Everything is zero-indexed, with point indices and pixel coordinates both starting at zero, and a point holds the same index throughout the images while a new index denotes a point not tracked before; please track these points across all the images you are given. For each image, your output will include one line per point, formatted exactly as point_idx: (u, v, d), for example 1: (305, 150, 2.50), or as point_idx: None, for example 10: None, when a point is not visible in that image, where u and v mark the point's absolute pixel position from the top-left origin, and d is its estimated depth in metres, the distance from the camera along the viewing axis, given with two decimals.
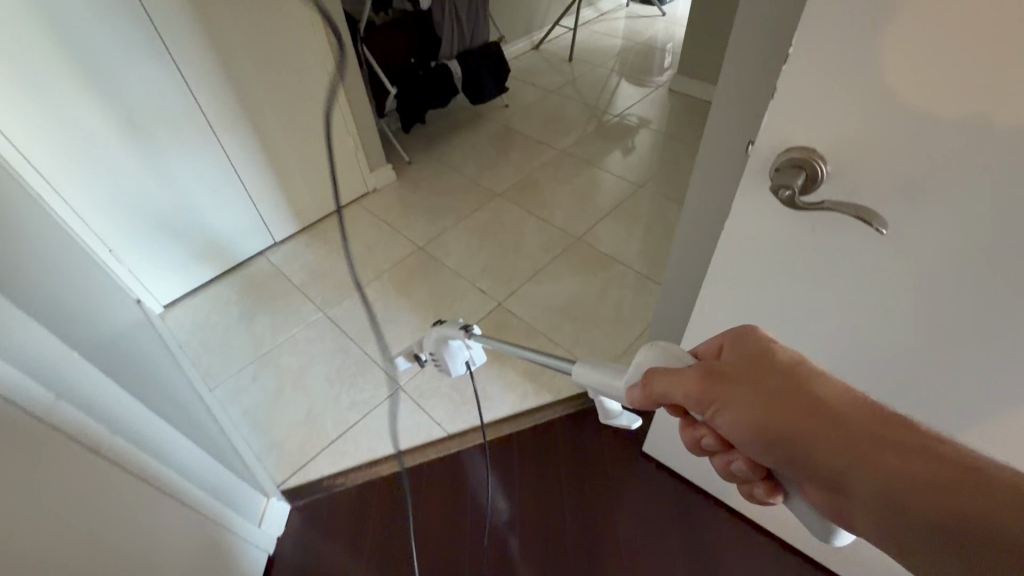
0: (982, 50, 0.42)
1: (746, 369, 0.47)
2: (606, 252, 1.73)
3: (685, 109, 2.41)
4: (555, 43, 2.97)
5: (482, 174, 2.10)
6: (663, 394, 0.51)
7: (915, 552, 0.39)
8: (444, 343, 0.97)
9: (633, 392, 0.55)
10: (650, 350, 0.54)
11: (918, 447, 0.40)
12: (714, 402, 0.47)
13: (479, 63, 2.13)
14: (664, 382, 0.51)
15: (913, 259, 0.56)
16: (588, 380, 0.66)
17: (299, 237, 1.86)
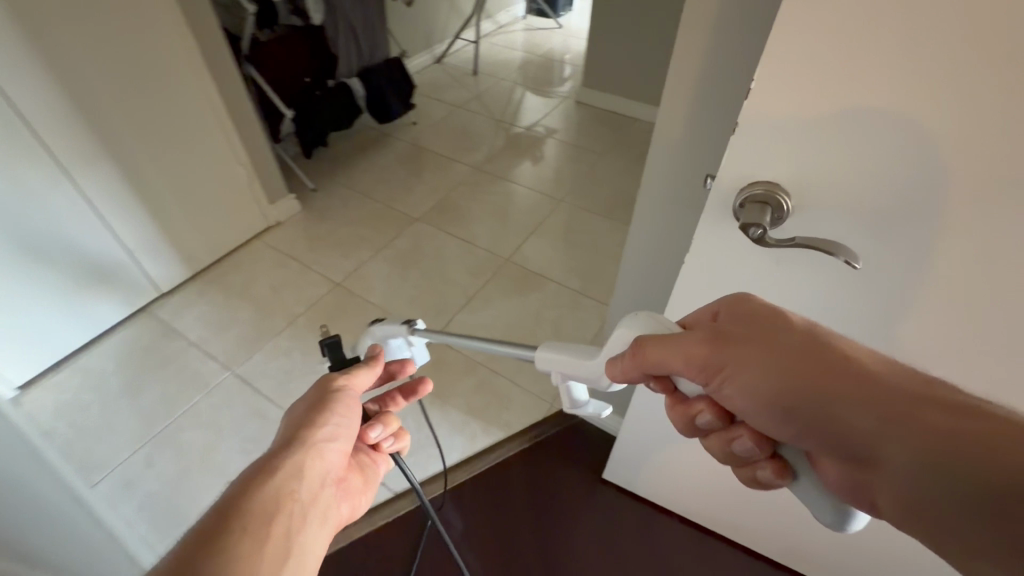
0: (943, 82, 0.42)
1: (758, 329, 0.41)
2: (537, 270, 1.69)
3: (592, 120, 2.46)
4: (457, 57, 2.91)
5: (397, 198, 1.97)
6: (656, 364, 0.43)
7: (951, 529, 0.32)
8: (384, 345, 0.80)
9: (617, 366, 0.45)
10: (637, 318, 0.45)
11: (964, 407, 0.33)
12: (721, 368, 0.40)
13: (383, 80, 2.01)
14: (660, 349, 0.42)
15: (877, 287, 0.55)
16: (560, 368, 0.55)
17: (191, 285, 1.62)
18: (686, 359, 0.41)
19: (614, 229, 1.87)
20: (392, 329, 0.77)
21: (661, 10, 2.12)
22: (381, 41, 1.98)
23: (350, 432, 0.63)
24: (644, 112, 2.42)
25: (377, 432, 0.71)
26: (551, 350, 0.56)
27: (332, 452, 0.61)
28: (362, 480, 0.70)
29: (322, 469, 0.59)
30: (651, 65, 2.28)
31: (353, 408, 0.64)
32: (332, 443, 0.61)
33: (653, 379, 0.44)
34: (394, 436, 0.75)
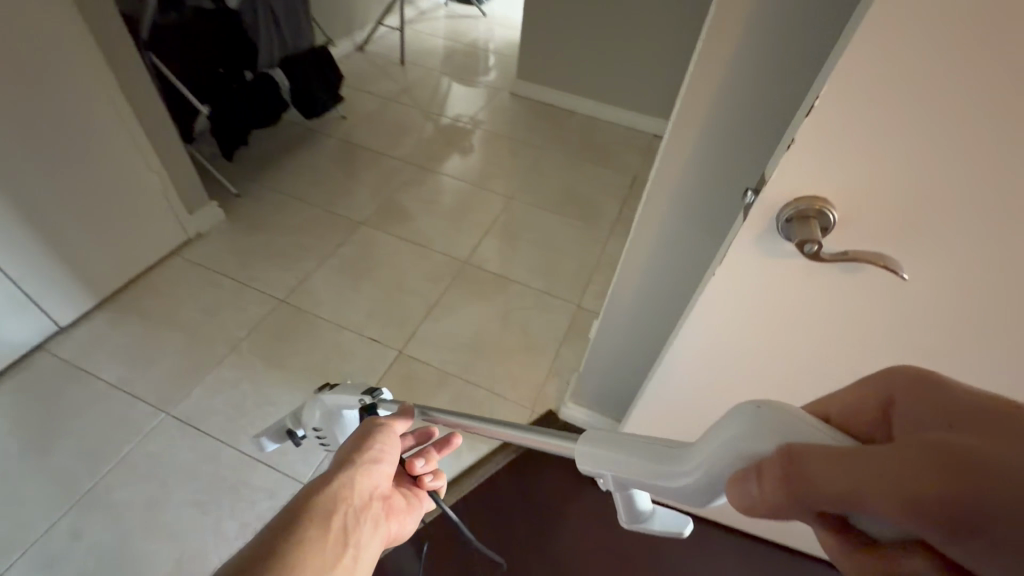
0: (1010, 107, 0.41)
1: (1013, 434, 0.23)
2: (498, 272, 1.65)
3: (530, 112, 2.43)
4: (380, 44, 2.74)
5: (336, 201, 1.82)
6: (823, 488, 0.27)
7: None
8: (337, 416, 0.82)
9: (748, 488, 0.31)
10: (747, 409, 0.34)
11: None
12: (961, 506, 0.22)
13: (310, 72, 1.84)
14: (826, 474, 0.27)
15: (909, 299, 0.56)
16: (617, 466, 0.45)
17: (99, 314, 1.38)
18: (881, 484, 0.24)
19: (568, 226, 1.86)
20: (346, 400, 0.79)
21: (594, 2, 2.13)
22: (305, 29, 1.81)
23: (392, 456, 0.64)
24: (580, 105, 2.43)
25: (420, 465, 0.71)
26: (602, 443, 0.47)
27: (376, 473, 0.62)
28: (405, 504, 0.69)
29: (368, 486, 0.61)
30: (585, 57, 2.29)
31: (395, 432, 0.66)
32: (376, 464, 0.62)
33: (816, 512, 0.28)
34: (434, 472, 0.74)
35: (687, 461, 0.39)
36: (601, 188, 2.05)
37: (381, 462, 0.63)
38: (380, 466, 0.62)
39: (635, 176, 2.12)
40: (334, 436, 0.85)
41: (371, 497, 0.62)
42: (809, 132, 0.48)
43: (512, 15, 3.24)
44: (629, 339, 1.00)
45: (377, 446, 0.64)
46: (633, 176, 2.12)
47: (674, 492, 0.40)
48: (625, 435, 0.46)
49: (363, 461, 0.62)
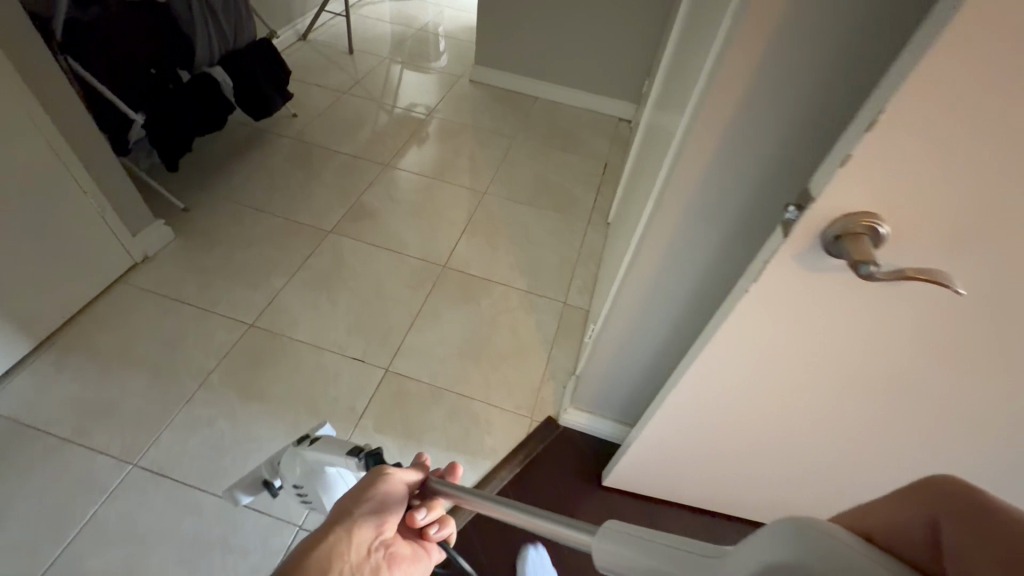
0: None
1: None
2: (480, 273, 1.58)
3: (493, 100, 2.34)
4: (324, 32, 2.55)
5: (297, 209, 1.68)
6: None
7: None
8: (319, 472, 0.76)
9: None
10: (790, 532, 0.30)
11: None
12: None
13: (255, 68, 1.68)
14: None
15: (959, 311, 0.54)
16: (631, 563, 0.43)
17: (39, 357, 1.23)
18: None
19: (545, 219, 1.81)
20: (331, 457, 0.73)
21: None
22: (247, 21, 1.64)
23: (395, 508, 0.61)
24: (543, 90, 2.36)
25: (422, 515, 0.63)
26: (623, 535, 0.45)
27: (374, 526, 0.59)
28: (409, 551, 0.62)
29: (364, 542, 0.58)
30: (547, 40, 2.21)
31: (397, 484, 0.63)
32: (374, 516, 0.59)
33: None
34: (439, 521, 0.65)
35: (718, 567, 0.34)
36: (574, 177, 1.99)
37: (382, 517, 0.59)
38: (380, 520, 0.59)
39: (606, 163, 2.08)
40: (314, 495, 0.79)
41: (369, 552, 0.58)
42: (867, 144, 0.44)
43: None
44: (637, 343, 0.97)
45: (376, 498, 0.61)
46: (604, 163, 2.08)
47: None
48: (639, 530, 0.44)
49: (360, 516, 0.59)
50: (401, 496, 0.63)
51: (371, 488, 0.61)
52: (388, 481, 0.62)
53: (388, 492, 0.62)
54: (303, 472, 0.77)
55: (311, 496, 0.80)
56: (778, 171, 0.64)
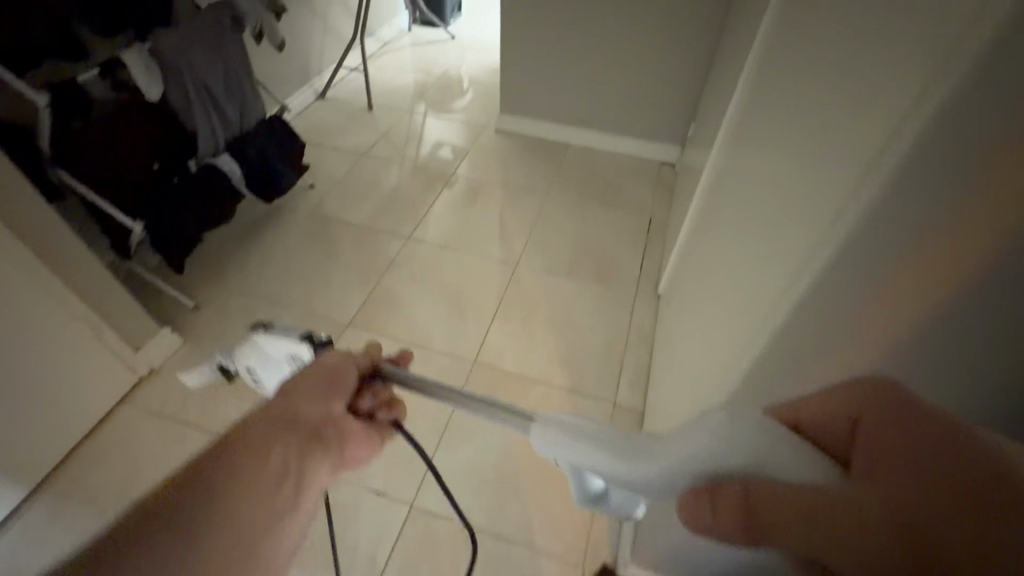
0: None
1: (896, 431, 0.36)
2: (515, 368, 1.39)
3: (521, 150, 2.16)
4: (344, 88, 2.46)
5: (314, 298, 1.54)
6: (758, 513, 0.37)
7: None
8: (266, 351, 0.81)
9: (699, 512, 0.40)
10: (746, 422, 0.40)
11: None
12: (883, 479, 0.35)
13: (263, 148, 1.55)
14: (780, 516, 0.36)
15: None
16: (573, 452, 0.48)
17: (37, 502, 1.12)
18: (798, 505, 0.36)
19: (586, 294, 1.60)
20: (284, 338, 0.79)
21: (585, 23, 1.86)
22: (252, 101, 1.49)
23: (344, 383, 0.59)
24: (576, 135, 2.16)
25: (366, 400, 0.62)
26: (553, 426, 0.49)
27: (322, 398, 0.57)
28: (360, 431, 0.60)
29: (309, 415, 0.57)
30: (579, 83, 2.02)
31: (340, 359, 0.60)
32: (321, 391, 0.57)
33: (736, 527, 0.38)
34: (388, 406, 0.65)
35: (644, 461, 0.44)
36: (615, 237, 1.78)
37: (328, 392, 0.58)
38: (328, 396, 0.57)
39: (651, 217, 1.86)
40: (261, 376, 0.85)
41: (321, 425, 0.57)
42: None
43: (483, 35, 2.97)
44: None
45: (326, 375, 0.59)
46: (649, 217, 1.86)
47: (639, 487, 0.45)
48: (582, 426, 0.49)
49: (304, 396, 0.57)
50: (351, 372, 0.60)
51: (320, 365, 0.59)
52: (340, 367, 0.59)
53: (335, 369, 0.59)
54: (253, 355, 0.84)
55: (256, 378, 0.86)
56: (949, 346, 0.39)
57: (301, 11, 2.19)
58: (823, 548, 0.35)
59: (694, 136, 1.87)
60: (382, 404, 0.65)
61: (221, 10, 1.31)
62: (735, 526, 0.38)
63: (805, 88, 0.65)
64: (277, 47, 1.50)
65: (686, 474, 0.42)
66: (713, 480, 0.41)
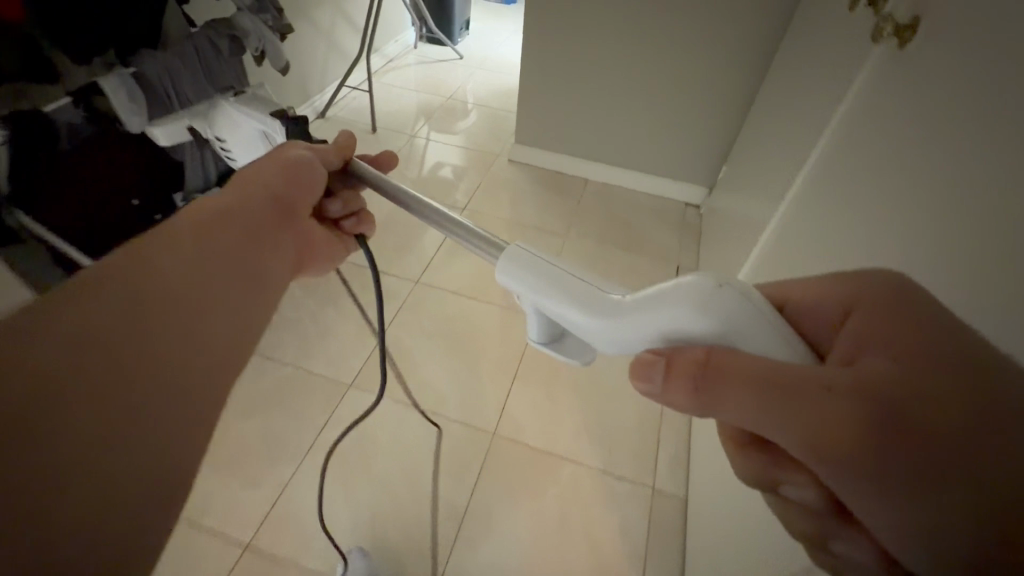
0: None
1: (884, 305, 0.39)
2: (539, 444, 1.23)
3: (536, 183, 2.02)
4: (345, 108, 2.29)
5: (311, 352, 1.36)
6: (715, 367, 0.38)
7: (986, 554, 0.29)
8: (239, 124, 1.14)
9: (648, 366, 0.42)
10: (731, 291, 0.42)
11: None
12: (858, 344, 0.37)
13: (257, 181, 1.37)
14: (739, 362, 0.37)
15: None
16: (529, 283, 0.52)
17: None
18: (752, 366, 0.37)
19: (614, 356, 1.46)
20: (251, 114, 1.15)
21: (616, 56, 1.74)
22: None
23: (310, 169, 0.63)
24: (595, 171, 2.03)
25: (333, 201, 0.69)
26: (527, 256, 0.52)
27: (276, 186, 0.59)
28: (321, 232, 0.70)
29: (260, 210, 0.57)
30: (604, 117, 1.89)
31: (307, 152, 0.63)
32: (286, 170, 0.61)
33: (691, 377, 0.39)
34: (353, 217, 0.74)
35: (606, 307, 0.49)
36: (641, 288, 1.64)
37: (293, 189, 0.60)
38: (283, 178, 0.60)
39: (677, 267, 1.74)
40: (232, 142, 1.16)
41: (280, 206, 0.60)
42: None
43: (492, 57, 2.85)
44: None
45: (286, 163, 0.61)
46: (675, 266, 1.74)
47: (604, 333, 0.49)
48: (548, 263, 0.53)
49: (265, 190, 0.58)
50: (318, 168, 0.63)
51: (285, 153, 0.62)
52: (312, 160, 0.62)
53: (297, 159, 0.62)
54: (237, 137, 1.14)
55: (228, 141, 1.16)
56: None
57: (304, 24, 2.02)
58: (766, 382, 0.36)
59: (726, 182, 1.76)
60: (349, 212, 0.73)
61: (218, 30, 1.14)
62: (689, 376, 0.39)
63: (945, 187, 0.54)
64: (281, 70, 1.34)
65: (653, 330, 0.46)
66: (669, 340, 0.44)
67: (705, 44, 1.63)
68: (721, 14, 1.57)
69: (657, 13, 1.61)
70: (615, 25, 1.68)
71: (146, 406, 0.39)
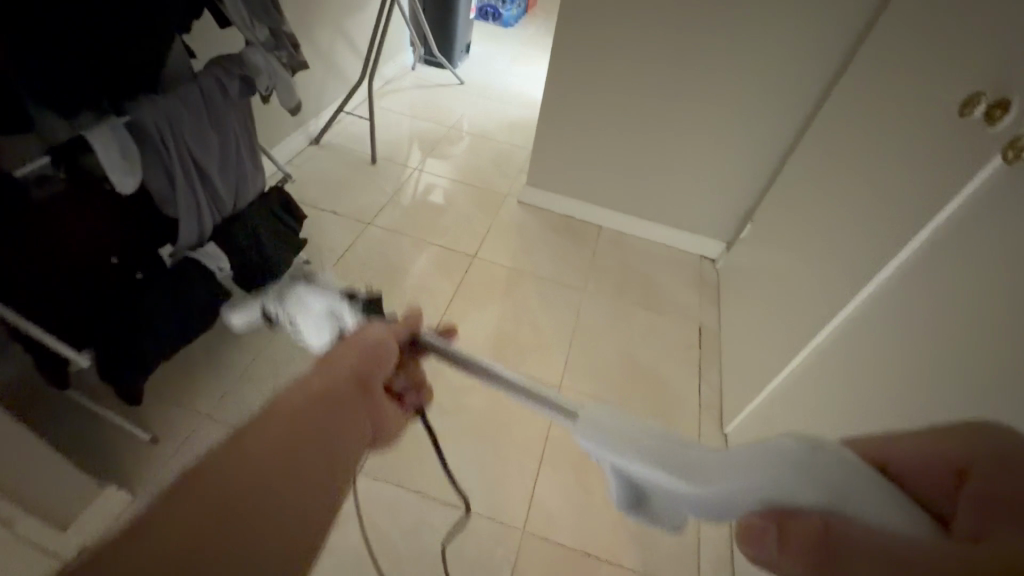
0: None
1: (998, 471, 0.45)
2: (573, 543, 1.12)
3: (548, 228, 1.92)
4: (342, 134, 2.14)
5: None
6: (822, 529, 0.46)
7: None
8: (304, 308, 0.77)
9: (761, 532, 0.50)
10: (828, 453, 0.51)
11: None
12: (985, 505, 0.43)
13: (257, 232, 1.22)
14: (853, 531, 0.44)
15: None
16: (617, 449, 0.59)
17: None
18: (868, 529, 0.43)
19: None
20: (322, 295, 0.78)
21: (645, 103, 1.67)
22: (252, 175, 1.17)
23: (377, 349, 0.67)
24: (610, 217, 1.94)
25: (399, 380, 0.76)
26: (608, 422, 0.61)
27: (351, 365, 0.65)
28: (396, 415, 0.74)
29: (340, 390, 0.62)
30: (622, 166, 1.82)
31: (382, 332, 0.69)
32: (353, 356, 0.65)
33: (804, 534, 0.47)
34: (415, 391, 0.79)
35: (704, 473, 0.55)
36: (663, 353, 1.57)
37: (367, 366, 0.66)
38: (357, 356, 0.65)
39: (700, 328, 1.68)
40: (296, 332, 0.80)
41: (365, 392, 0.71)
42: None
43: (495, 85, 2.74)
44: None
45: (357, 351, 0.66)
46: (698, 326, 1.68)
47: (692, 498, 0.56)
48: (637, 430, 0.60)
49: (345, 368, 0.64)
50: (389, 345, 0.68)
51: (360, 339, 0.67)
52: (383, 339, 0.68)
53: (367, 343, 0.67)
54: (302, 329, 0.79)
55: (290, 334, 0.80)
56: None
57: (304, 45, 1.86)
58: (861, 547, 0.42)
59: (750, 239, 1.72)
60: (411, 386, 0.78)
61: (224, 67, 1.00)
62: (804, 537, 0.47)
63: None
64: (292, 109, 1.18)
65: (748, 496, 0.52)
66: (780, 508, 0.50)
67: (739, 99, 1.59)
68: (758, 71, 1.53)
69: (692, 65, 1.56)
70: (646, 73, 1.61)
71: (241, 536, 0.51)
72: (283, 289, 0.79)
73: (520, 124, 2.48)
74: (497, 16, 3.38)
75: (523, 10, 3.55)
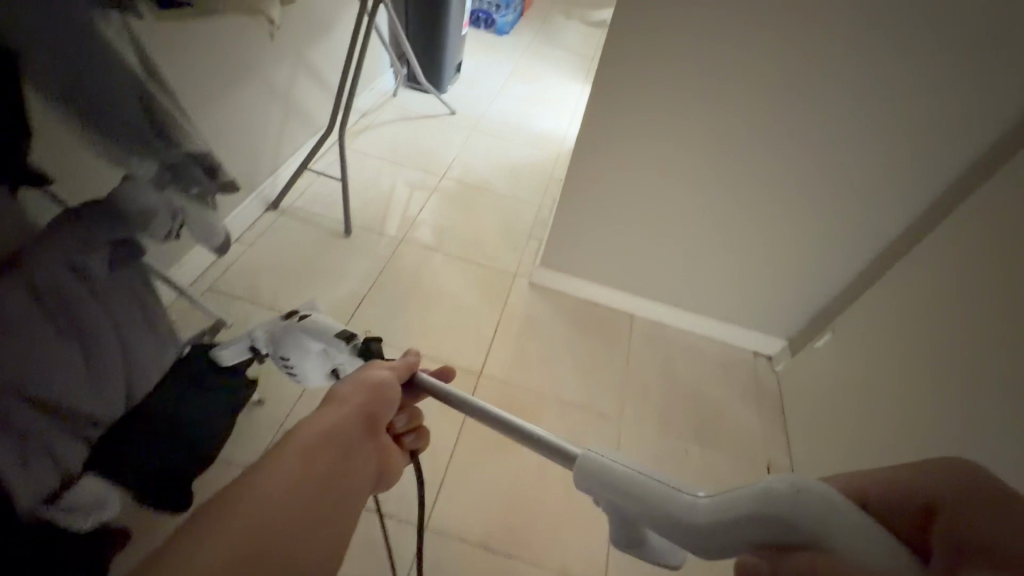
0: None
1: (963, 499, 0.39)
2: None
3: (571, 321, 1.54)
4: (308, 194, 1.72)
5: None
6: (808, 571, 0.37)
7: None
8: (299, 337, 0.80)
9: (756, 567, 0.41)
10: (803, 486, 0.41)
11: None
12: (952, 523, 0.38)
13: (172, 422, 0.85)
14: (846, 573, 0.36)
15: None
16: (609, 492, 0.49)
17: None
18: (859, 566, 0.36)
19: None
20: (317, 327, 0.78)
21: (702, 181, 1.31)
22: (152, 352, 0.77)
23: (384, 387, 0.65)
24: (645, 307, 1.57)
25: (401, 421, 0.71)
26: (607, 459, 0.51)
27: (358, 404, 0.62)
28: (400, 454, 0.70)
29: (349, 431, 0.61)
30: (665, 250, 1.45)
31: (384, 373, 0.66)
32: (358, 393, 0.63)
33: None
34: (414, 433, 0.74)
35: (680, 503, 0.46)
36: None
37: (376, 405, 0.64)
38: (365, 397, 0.63)
39: (769, 467, 1.33)
40: (296, 363, 0.81)
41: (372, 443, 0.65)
42: None
43: (492, 115, 2.33)
44: None
45: (363, 387, 0.64)
46: (766, 463, 1.33)
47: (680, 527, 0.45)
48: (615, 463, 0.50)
49: (355, 405, 0.62)
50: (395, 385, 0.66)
51: (362, 375, 0.65)
52: (387, 381, 0.65)
53: (375, 383, 0.65)
54: (298, 358, 0.81)
55: (289, 365, 0.82)
56: None
57: (259, 89, 1.44)
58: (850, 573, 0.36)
59: (826, 353, 1.37)
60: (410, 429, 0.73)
61: (78, 237, 0.60)
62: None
63: None
64: (217, 249, 0.80)
65: (745, 527, 0.42)
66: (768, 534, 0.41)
67: (826, 181, 1.23)
68: (858, 149, 1.17)
69: (770, 137, 1.20)
70: (709, 145, 1.24)
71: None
72: (277, 334, 0.82)
73: (525, 169, 2.07)
74: (490, 23, 2.93)
75: (518, 16, 3.11)
